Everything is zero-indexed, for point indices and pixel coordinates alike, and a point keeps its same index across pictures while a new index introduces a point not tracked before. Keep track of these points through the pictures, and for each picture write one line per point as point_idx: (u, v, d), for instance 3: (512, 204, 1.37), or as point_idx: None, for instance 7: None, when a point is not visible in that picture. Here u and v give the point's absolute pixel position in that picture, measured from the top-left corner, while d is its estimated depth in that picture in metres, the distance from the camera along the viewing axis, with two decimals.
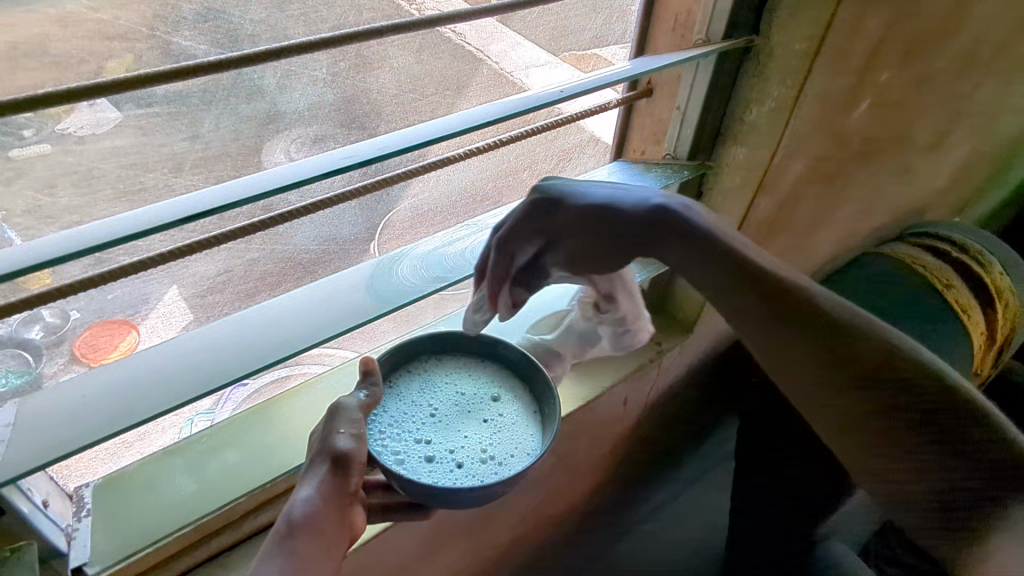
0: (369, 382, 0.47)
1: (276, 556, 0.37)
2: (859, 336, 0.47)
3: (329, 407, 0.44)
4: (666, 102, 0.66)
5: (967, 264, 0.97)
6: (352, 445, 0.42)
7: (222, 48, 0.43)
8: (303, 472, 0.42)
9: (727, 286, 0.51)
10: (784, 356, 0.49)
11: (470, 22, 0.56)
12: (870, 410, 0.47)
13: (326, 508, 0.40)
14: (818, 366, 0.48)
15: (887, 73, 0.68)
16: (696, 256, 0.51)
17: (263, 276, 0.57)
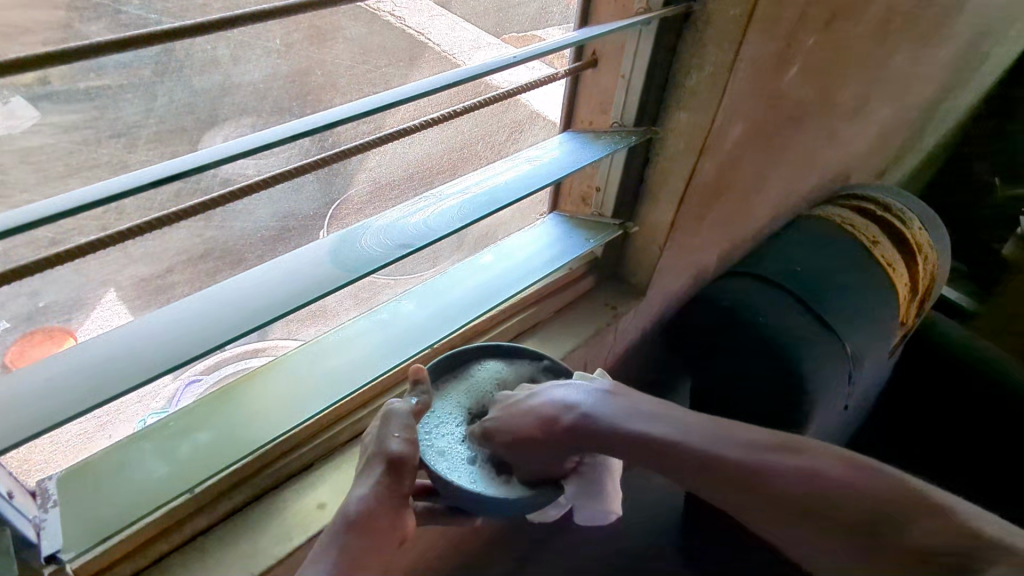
0: (419, 391, 0.59)
1: (331, 549, 0.50)
2: (748, 459, 0.54)
3: (385, 412, 0.57)
4: (611, 71, 0.69)
5: (890, 222, 1.05)
6: (401, 450, 0.54)
7: (175, 17, 0.43)
8: (363, 471, 0.54)
9: (684, 471, 0.56)
10: (717, 494, 0.55)
11: (410, 5, 0.56)
12: (804, 524, 0.52)
13: (380, 501, 0.52)
14: (744, 498, 0.54)
15: (812, 40, 0.73)
16: (633, 446, 0.57)
17: (223, 255, 0.57)
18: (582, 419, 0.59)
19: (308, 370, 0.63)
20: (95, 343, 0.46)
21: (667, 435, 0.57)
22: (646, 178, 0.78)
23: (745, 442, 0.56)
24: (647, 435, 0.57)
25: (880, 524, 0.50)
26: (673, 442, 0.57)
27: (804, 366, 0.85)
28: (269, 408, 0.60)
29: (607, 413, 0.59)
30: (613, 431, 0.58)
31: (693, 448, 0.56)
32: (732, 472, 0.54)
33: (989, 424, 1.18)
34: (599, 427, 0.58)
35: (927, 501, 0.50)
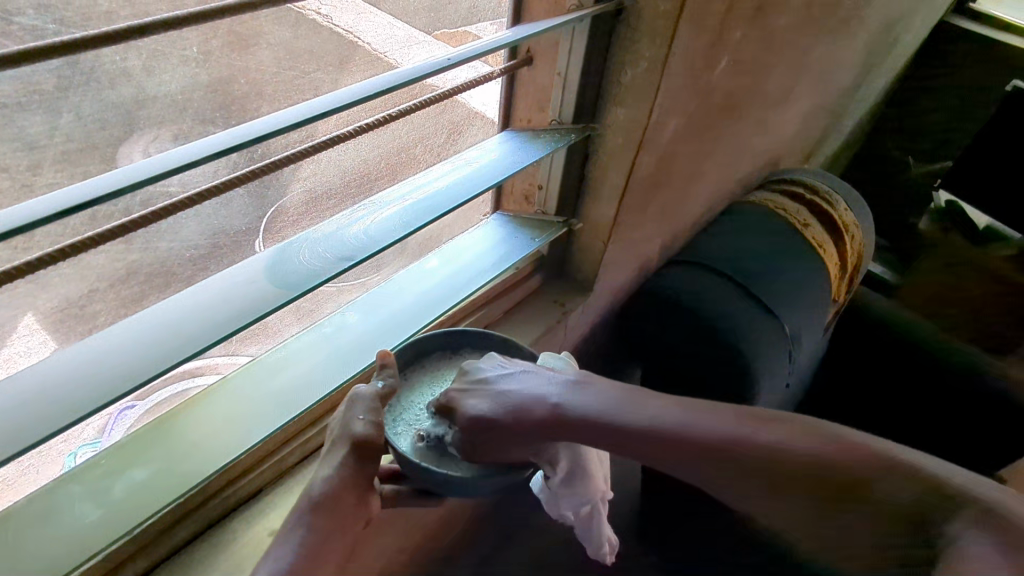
0: (386, 373, 0.56)
1: (296, 527, 0.50)
2: (727, 439, 0.56)
3: (350, 395, 0.55)
4: (547, 68, 0.68)
5: (818, 204, 1.10)
6: (366, 431, 0.52)
7: (76, 28, 0.40)
8: (329, 451, 0.53)
9: (671, 458, 0.56)
10: (702, 475, 0.56)
11: (336, 5, 0.53)
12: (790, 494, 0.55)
13: (346, 484, 0.52)
14: (731, 478, 0.56)
15: (740, 32, 0.75)
16: (618, 434, 0.56)
17: (149, 279, 0.53)
18: (556, 410, 0.57)
19: (251, 394, 0.60)
20: (9, 383, 0.42)
21: (646, 419, 0.57)
22: (586, 172, 0.79)
23: (713, 418, 0.57)
24: (644, 427, 0.56)
25: (850, 485, 0.54)
26: (648, 423, 0.56)
27: (748, 349, 0.87)
28: (211, 435, 0.57)
29: (579, 404, 0.57)
30: (584, 421, 0.56)
31: (669, 431, 0.56)
32: (719, 455, 0.55)
33: (917, 390, 1.25)
34: (571, 416, 0.57)
35: (892, 459, 0.54)
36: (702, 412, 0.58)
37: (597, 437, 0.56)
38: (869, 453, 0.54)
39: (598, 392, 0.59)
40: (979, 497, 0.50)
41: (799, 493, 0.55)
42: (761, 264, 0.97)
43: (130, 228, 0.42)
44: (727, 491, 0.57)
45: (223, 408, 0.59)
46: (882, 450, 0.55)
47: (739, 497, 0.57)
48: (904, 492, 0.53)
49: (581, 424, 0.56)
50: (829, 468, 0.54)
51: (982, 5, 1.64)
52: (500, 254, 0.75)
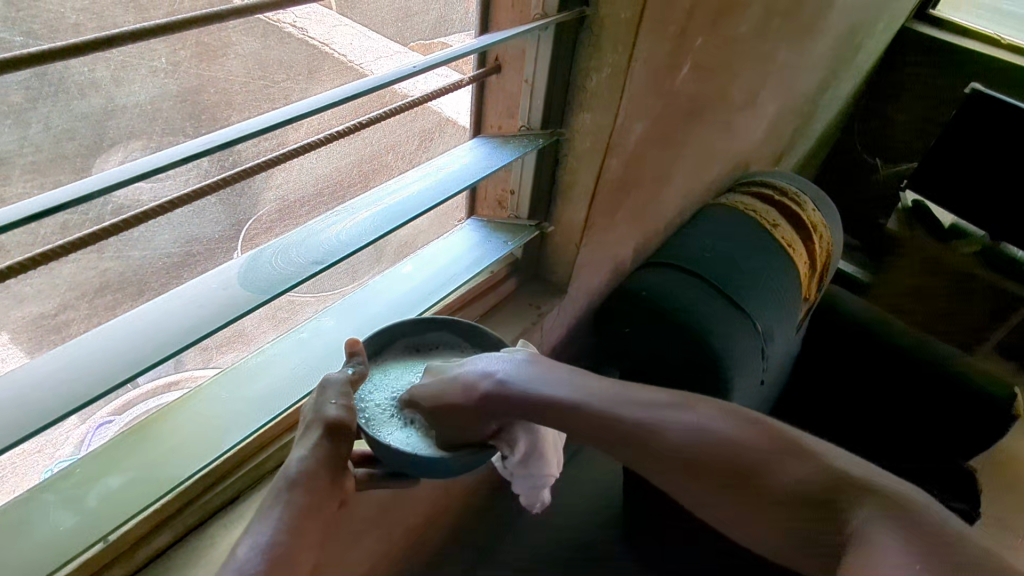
0: (356, 361, 0.59)
1: (274, 506, 0.49)
2: (647, 419, 0.57)
3: (321, 381, 0.57)
4: (515, 75, 0.70)
5: (787, 205, 1.13)
6: (340, 414, 0.54)
7: (43, 40, 0.41)
8: (301, 435, 0.54)
9: (593, 435, 0.57)
10: (625, 452, 0.57)
11: (306, 18, 0.55)
12: (707, 477, 0.55)
13: (321, 464, 0.53)
14: (651, 457, 0.56)
15: (701, 38, 0.77)
16: (549, 411, 0.57)
17: (123, 287, 0.54)
18: (496, 385, 0.58)
19: (227, 401, 0.60)
20: None
21: (579, 398, 0.58)
22: (557, 176, 0.80)
23: (639, 401, 0.59)
24: (571, 405, 0.57)
25: (765, 471, 0.54)
26: (578, 401, 0.57)
27: (715, 348, 0.89)
28: (188, 442, 0.57)
29: (523, 380, 0.59)
30: (523, 397, 0.58)
31: (592, 410, 0.57)
32: (638, 435, 0.56)
33: (889, 384, 1.28)
34: (513, 392, 0.58)
35: (810, 451, 0.55)
36: (629, 394, 0.59)
37: (529, 412, 0.58)
38: (781, 440, 0.55)
39: (544, 370, 0.60)
40: (897, 495, 0.50)
41: (716, 479, 0.55)
42: (731, 263, 0.99)
43: (100, 237, 0.42)
44: (650, 474, 0.57)
45: (199, 415, 0.59)
46: (803, 444, 0.55)
47: (663, 480, 0.57)
48: (814, 478, 0.53)
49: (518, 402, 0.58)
50: (747, 454, 0.55)
51: (942, 11, 1.69)
52: (475, 258, 0.77)
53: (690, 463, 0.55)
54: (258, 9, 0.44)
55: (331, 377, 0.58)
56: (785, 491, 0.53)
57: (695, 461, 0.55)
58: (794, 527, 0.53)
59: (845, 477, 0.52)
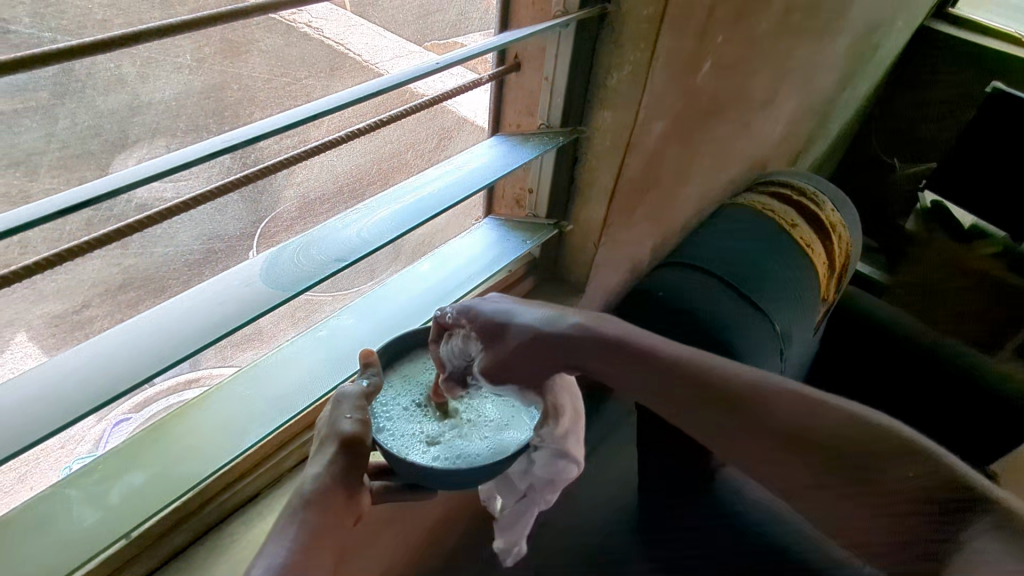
0: (370, 372, 0.57)
1: (290, 525, 0.50)
2: (763, 392, 0.60)
3: (335, 396, 0.56)
4: (535, 73, 0.70)
5: (805, 205, 1.11)
6: (355, 429, 0.54)
7: (71, 36, 0.41)
8: (317, 450, 0.54)
9: (690, 399, 0.61)
10: (729, 421, 0.60)
11: (327, 16, 0.55)
12: (810, 457, 0.59)
13: (336, 479, 0.53)
14: (756, 431, 0.60)
15: (722, 36, 0.76)
16: (652, 365, 0.61)
17: (146, 285, 0.54)
18: (578, 334, 0.61)
19: (246, 401, 0.60)
20: (6, 387, 0.42)
21: (681, 362, 0.61)
22: (576, 175, 0.80)
23: (750, 373, 0.61)
24: (676, 368, 0.61)
25: (855, 454, 0.58)
26: (679, 364, 0.61)
27: (734, 349, 0.88)
28: (208, 442, 0.57)
29: (610, 332, 0.62)
30: (608, 346, 0.61)
31: (700, 376, 0.61)
32: (746, 403, 0.60)
33: (909, 387, 1.26)
34: (600, 338, 0.61)
35: (921, 450, 0.58)
36: (740, 366, 0.62)
37: (613, 363, 0.61)
38: (886, 434, 0.59)
39: (632, 328, 0.64)
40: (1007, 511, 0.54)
41: (801, 455, 0.59)
42: (749, 262, 0.98)
43: (124, 233, 0.42)
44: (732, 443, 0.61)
45: (218, 413, 0.59)
46: (913, 441, 0.59)
47: (758, 453, 0.61)
48: (927, 480, 0.57)
49: (602, 349, 0.61)
50: (841, 440, 0.59)
51: (961, 9, 1.67)
52: (491, 258, 0.76)
53: (786, 439, 0.59)
54: (283, 6, 0.44)
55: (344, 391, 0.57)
56: (873, 476, 0.58)
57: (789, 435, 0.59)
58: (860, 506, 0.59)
59: (968, 488, 0.56)
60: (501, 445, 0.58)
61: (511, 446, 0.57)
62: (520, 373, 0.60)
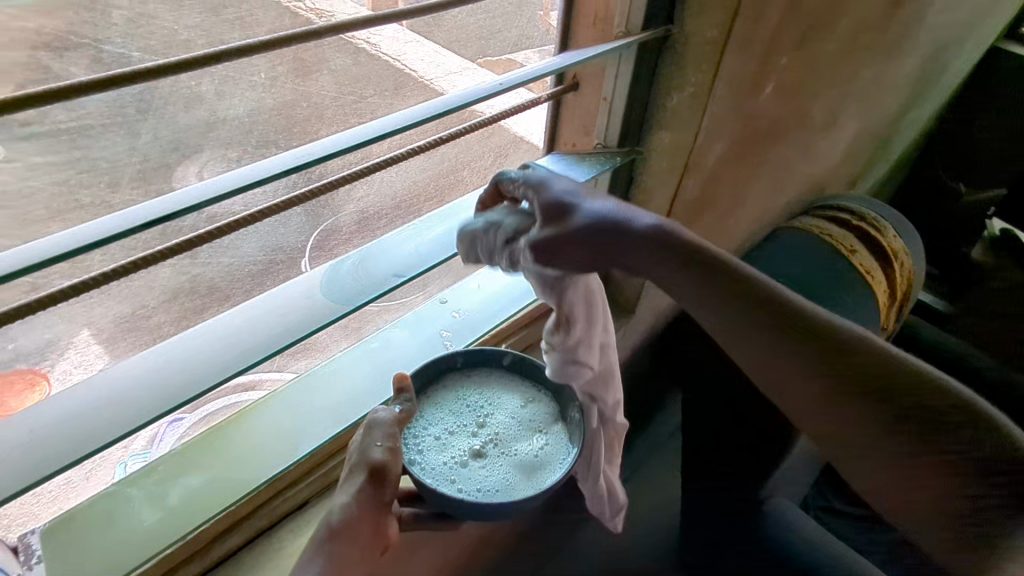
0: (404, 398, 0.55)
1: (314, 558, 0.49)
2: (781, 302, 0.55)
3: (367, 420, 0.53)
4: (593, 94, 0.69)
5: (865, 230, 1.05)
6: (385, 458, 0.51)
7: (157, 54, 0.43)
8: (346, 476, 0.52)
9: (714, 298, 0.55)
10: (740, 317, 0.55)
11: (385, 35, 0.57)
12: (811, 368, 0.54)
13: (366, 509, 0.50)
14: (762, 327, 0.55)
15: (786, 58, 0.75)
16: (697, 262, 0.53)
17: (211, 292, 0.56)
18: (648, 225, 0.52)
19: (300, 410, 0.61)
20: (81, 389, 0.44)
21: (729, 262, 0.54)
22: (632, 197, 0.78)
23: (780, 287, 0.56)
24: (719, 261, 0.54)
25: (885, 390, 0.53)
26: (724, 264, 0.54)
27: None
28: (262, 450, 0.58)
29: (678, 230, 0.53)
30: (676, 248, 0.52)
31: (735, 274, 0.54)
32: (763, 301, 0.54)
33: None
34: (669, 240, 0.52)
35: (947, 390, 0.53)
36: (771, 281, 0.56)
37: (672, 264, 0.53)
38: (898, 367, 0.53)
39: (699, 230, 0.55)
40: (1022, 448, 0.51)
41: (813, 364, 0.54)
42: (802, 289, 0.95)
43: (196, 243, 0.43)
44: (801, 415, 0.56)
45: (272, 420, 0.61)
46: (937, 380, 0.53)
47: (757, 358, 0.56)
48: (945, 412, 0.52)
49: (668, 250, 0.52)
50: (868, 366, 0.53)
51: None
52: None
53: (802, 345, 0.54)
54: (360, 27, 0.45)
55: (375, 414, 0.53)
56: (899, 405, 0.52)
57: (830, 364, 0.54)
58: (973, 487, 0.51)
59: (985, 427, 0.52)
60: (535, 479, 0.58)
61: (544, 483, 0.57)
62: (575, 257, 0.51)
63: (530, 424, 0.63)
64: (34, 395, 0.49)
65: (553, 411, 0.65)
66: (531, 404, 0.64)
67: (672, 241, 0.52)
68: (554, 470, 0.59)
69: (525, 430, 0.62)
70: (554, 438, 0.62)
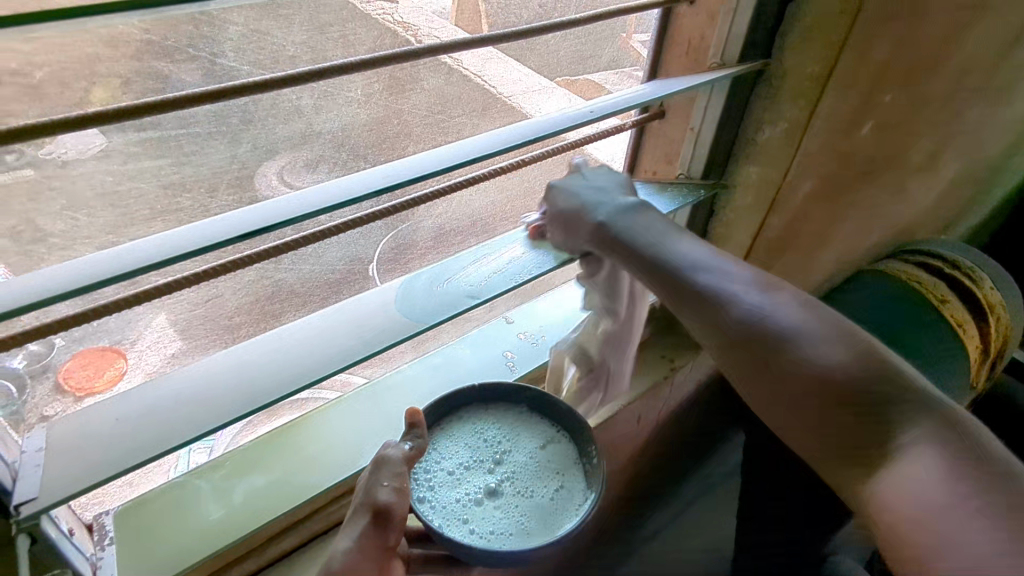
0: (414, 434, 0.47)
1: None
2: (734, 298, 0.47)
3: (375, 457, 0.45)
4: (680, 123, 0.68)
5: (960, 279, 0.96)
6: (392, 500, 0.43)
7: (267, 68, 0.45)
8: (346, 519, 0.44)
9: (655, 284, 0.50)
10: (685, 312, 0.49)
11: (472, 52, 0.57)
12: (763, 369, 0.47)
13: (366, 557, 0.42)
14: (706, 327, 0.48)
15: (890, 96, 0.71)
16: (641, 256, 0.50)
17: (290, 297, 0.58)
18: (597, 220, 0.52)
19: (363, 419, 0.62)
20: (168, 383, 0.46)
21: (689, 263, 0.49)
22: (710, 231, 0.78)
23: (758, 282, 0.48)
24: (662, 252, 0.49)
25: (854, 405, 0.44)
26: (682, 262, 0.49)
27: None
28: (324, 456, 0.59)
29: (634, 226, 0.51)
30: (630, 246, 0.50)
31: (681, 266, 0.49)
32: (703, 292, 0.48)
33: None
34: (622, 236, 0.51)
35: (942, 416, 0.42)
36: (760, 277, 0.49)
37: (633, 263, 0.50)
38: (880, 381, 0.44)
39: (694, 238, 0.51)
40: None
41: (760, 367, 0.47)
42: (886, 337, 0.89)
43: (283, 252, 0.44)
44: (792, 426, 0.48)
45: (335, 426, 0.62)
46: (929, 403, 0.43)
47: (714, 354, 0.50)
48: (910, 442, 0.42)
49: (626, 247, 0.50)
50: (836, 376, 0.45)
51: None
52: None
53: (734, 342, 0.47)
54: (462, 49, 0.45)
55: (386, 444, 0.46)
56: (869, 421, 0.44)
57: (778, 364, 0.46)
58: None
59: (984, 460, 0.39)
60: (555, 525, 0.50)
61: (560, 529, 0.49)
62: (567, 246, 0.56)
63: (549, 467, 0.55)
64: (115, 373, 0.52)
65: (576, 454, 0.56)
66: (552, 444, 0.56)
67: (629, 239, 0.51)
68: (575, 516, 0.51)
69: (542, 472, 0.54)
70: (576, 482, 0.54)
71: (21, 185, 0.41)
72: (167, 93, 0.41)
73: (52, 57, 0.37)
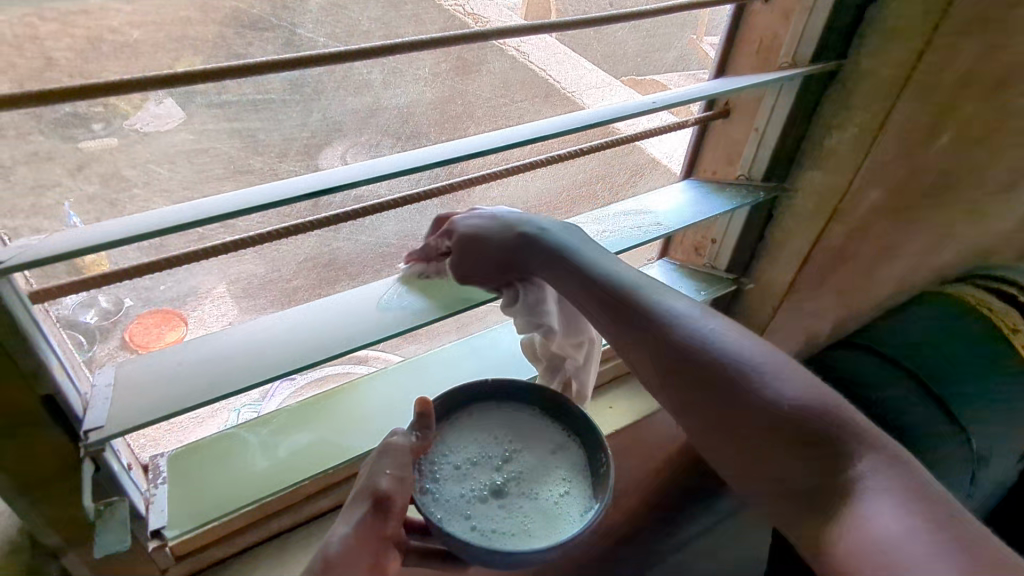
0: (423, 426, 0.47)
1: None
2: (673, 317, 0.47)
3: (381, 443, 0.46)
4: (743, 123, 0.67)
5: None
6: (391, 488, 0.44)
7: (341, 41, 0.47)
8: (347, 504, 0.45)
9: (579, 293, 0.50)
10: (621, 326, 0.48)
11: (537, 43, 0.59)
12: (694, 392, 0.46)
13: (365, 540, 0.44)
14: (635, 338, 0.48)
15: (974, 110, 0.67)
16: (569, 268, 0.50)
17: (345, 265, 0.60)
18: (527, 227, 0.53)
19: (404, 392, 0.64)
20: (226, 335, 0.49)
21: (617, 275, 0.49)
22: (767, 237, 0.77)
23: (695, 308, 0.48)
24: (602, 272, 0.49)
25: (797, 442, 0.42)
26: (612, 275, 0.49)
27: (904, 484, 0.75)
28: (364, 424, 0.61)
29: (574, 244, 0.51)
30: (552, 252, 0.51)
31: (613, 279, 0.49)
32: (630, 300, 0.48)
33: None
34: (545, 245, 0.52)
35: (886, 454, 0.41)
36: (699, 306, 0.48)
37: (567, 282, 0.50)
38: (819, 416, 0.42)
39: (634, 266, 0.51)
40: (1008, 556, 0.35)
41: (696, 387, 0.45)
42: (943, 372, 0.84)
43: (348, 217, 0.47)
44: (720, 457, 0.47)
45: (377, 395, 0.64)
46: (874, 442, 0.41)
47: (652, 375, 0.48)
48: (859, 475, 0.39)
49: (555, 260, 0.51)
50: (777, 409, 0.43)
51: None
52: None
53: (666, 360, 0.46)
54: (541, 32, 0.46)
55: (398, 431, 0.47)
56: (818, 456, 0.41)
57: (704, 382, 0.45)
58: (963, 534, 0.35)
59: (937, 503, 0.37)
60: (555, 530, 0.46)
61: (561, 536, 0.45)
62: (483, 276, 0.54)
63: (557, 470, 0.50)
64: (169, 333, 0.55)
65: (586, 463, 0.51)
66: (564, 449, 0.52)
67: (550, 246, 0.51)
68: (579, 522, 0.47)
69: (550, 476, 0.50)
70: (584, 490, 0.49)
71: (112, 141, 0.44)
72: (247, 59, 0.43)
73: (148, 19, 0.40)
